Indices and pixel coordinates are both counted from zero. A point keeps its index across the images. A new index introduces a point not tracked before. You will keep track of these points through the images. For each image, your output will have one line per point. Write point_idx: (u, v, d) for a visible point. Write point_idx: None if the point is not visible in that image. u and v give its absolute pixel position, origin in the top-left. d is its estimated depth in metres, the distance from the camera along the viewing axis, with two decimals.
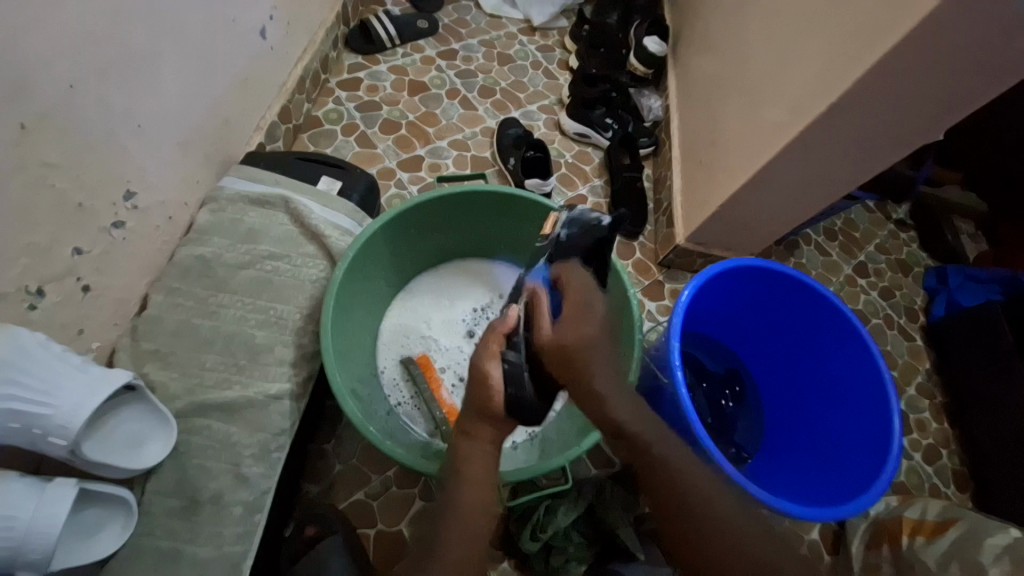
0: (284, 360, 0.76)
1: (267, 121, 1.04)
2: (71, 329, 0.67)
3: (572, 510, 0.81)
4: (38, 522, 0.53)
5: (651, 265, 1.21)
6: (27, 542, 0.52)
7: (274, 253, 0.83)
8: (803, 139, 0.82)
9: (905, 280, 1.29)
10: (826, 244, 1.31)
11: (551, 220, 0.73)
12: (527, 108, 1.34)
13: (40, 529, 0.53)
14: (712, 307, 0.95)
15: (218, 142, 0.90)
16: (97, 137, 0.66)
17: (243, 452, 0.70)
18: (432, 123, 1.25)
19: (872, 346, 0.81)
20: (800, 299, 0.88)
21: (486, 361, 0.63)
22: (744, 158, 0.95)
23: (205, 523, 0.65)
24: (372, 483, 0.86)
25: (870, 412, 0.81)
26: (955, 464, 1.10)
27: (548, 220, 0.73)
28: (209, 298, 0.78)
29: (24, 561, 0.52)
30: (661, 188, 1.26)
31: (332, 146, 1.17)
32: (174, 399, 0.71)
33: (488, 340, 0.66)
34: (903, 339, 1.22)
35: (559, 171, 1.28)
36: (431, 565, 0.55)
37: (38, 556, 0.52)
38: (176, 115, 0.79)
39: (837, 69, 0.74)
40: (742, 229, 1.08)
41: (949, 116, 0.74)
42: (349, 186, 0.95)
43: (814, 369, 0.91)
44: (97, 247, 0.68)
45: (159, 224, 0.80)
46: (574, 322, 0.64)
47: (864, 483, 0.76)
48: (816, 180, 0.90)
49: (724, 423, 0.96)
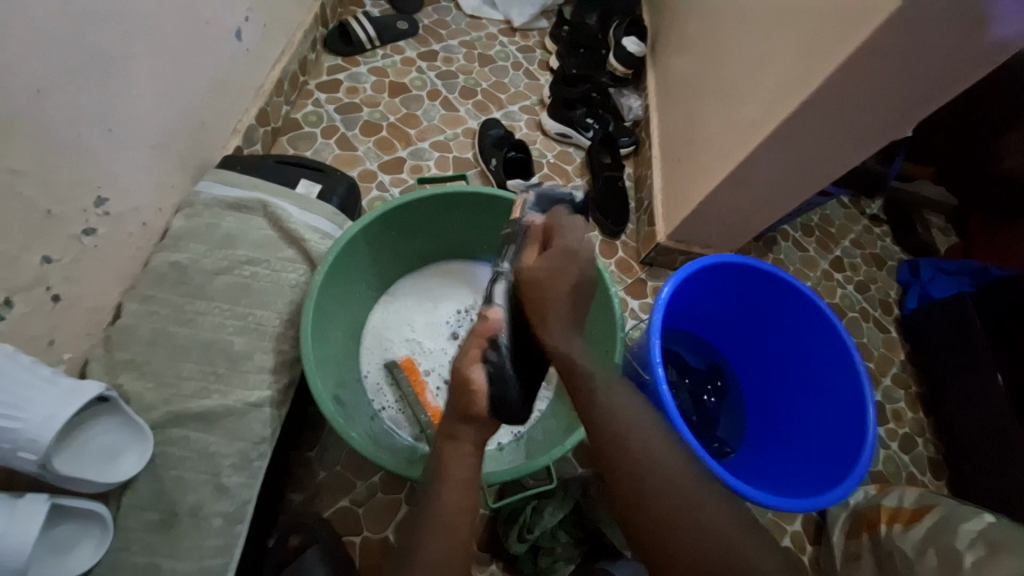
0: (264, 367, 0.75)
1: (244, 124, 1.03)
2: (40, 340, 0.65)
3: (559, 510, 0.82)
4: (9, 541, 0.51)
5: (634, 263, 1.22)
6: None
7: (252, 258, 0.82)
8: (779, 137, 0.83)
9: (880, 274, 1.33)
10: (803, 239, 1.34)
11: (517, 204, 0.73)
12: (509, 109, 1.34)
13: (9, 547, 0.51)
14: (693, 304, 0.96)
15: (193, 146, 0.88)
16: (66, 142, 0.64)
17: (223, 461, 0.68)
18: (413, 125, 1.24)
19: (848, 339, 0.83)
20: (778, 295, 0.90)
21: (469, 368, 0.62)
22: (722, 157, 0.96)
23: (185, 535, 0.64)
24: (358, 488, 0.85)
25: (846, 404, 0.83)
26: (930, 451, 1.13)
27: (516, 205, 0.73)
28: (186, 305, 0.77)
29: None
30: (642, 187, 1.28)
31: (312, 149, 1.16)
32: (150, 409, 0.69)
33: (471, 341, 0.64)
34: (878, 331, 1.26)
35: (541, 171, 1.28)
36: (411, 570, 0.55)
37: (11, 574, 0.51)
38: (148, 118, 0.77)
39: (809, 69, 0.76)
40: (721, 226, 1.10)
41: (916, 114, 0.76)
42: (329, 189, 0.94)
43: (792, 363, 0.93)
44: (67, 255, 0.67)
45: (132, 230, 0.78)
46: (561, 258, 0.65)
47: (841, 473, 0.78)
48: (792, 177, 0.92)
49: (707, 419, 0.97)
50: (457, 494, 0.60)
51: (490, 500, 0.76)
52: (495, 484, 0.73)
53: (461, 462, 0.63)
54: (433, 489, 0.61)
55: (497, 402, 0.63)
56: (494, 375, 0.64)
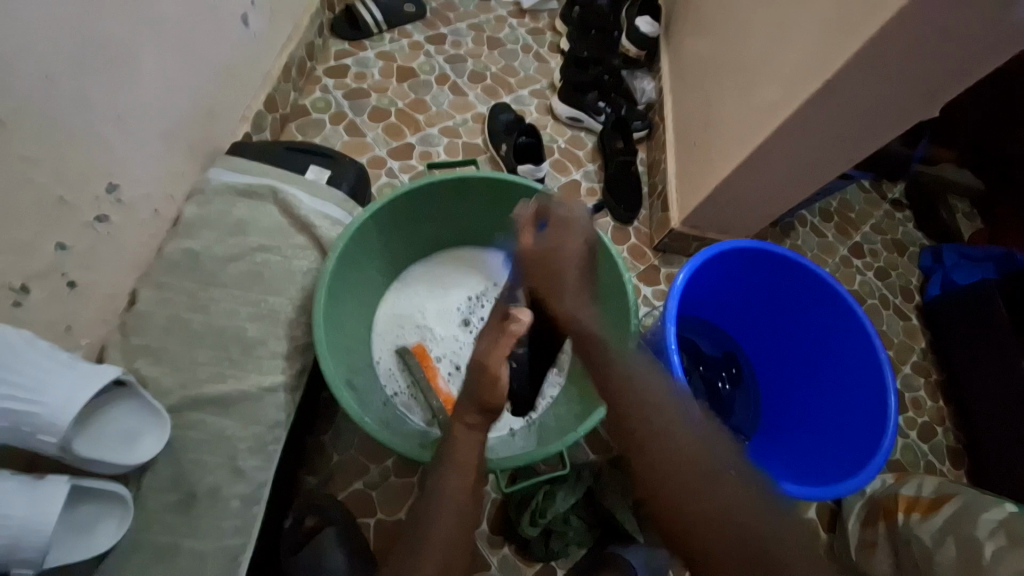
0: (277, 353, 0.75)
1: (253, 111, 1.02)
2: (58, 326, 0.66)
3: (570, 495, 0.82)
4: (32, 520, 0.52)
5: (646, 250, 1.20)
6: (22, 538, 0.51)
7: (264, 244, 0.82)
8: (799, 116, 0.80)
9: (901, 260, 1.29)
10: (821, 225, 1.31)
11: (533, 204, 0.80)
12: (519, 93, 1.32)
13: (33, 526, 0.52)
14: (708, 290, 0.94)
15: (204, 133, 0.88)
16: (77, 130, 0.64)
17: (238, 445, 0.69)
18: (422, 110, 1.23)
19: (869, 327, 0.81)
20: (797, 281, 0.88)
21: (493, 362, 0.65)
22: (739, 139, 0.93)
23: (202, 517, 0.65)
24: (371, 472, 0.86)
25: (867, 392, 0.81)
26: (950, 441, 1.11)
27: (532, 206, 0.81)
28: (199, 292, 0.77)
29: (19, 559, 0.52)
30: (655, 171, 1.25)
31: (321, 136, 1.15)
32: (167, 393, 0.70)
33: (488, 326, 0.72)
34: (898, 318, 1.23)
35: (551, 157, 1.26)
36: (420, 554, 0.55)
37: (35, 551, 0.52)
38: (157, 105, 0.77)
39: (831, 47, 0.73)
40: (738, 211, 1.07)
41: (947, 90, 0.73)
42: (339, 176, 0.93)
43: (810, 350, 0.91)
44: (81, 241, 0.67)
45: (145, 217, 0.78)
46: (559, 231, 0.74)
47: (858, 461, 0.77)
48: (814, 160, 0.89)
49: (721, 405, 0.96)
50: (466, 474, 0.61)
51: (502, 485, 0.77)
52: (504, 469, 0.73)
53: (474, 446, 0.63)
54: (442, 468, 0.62)
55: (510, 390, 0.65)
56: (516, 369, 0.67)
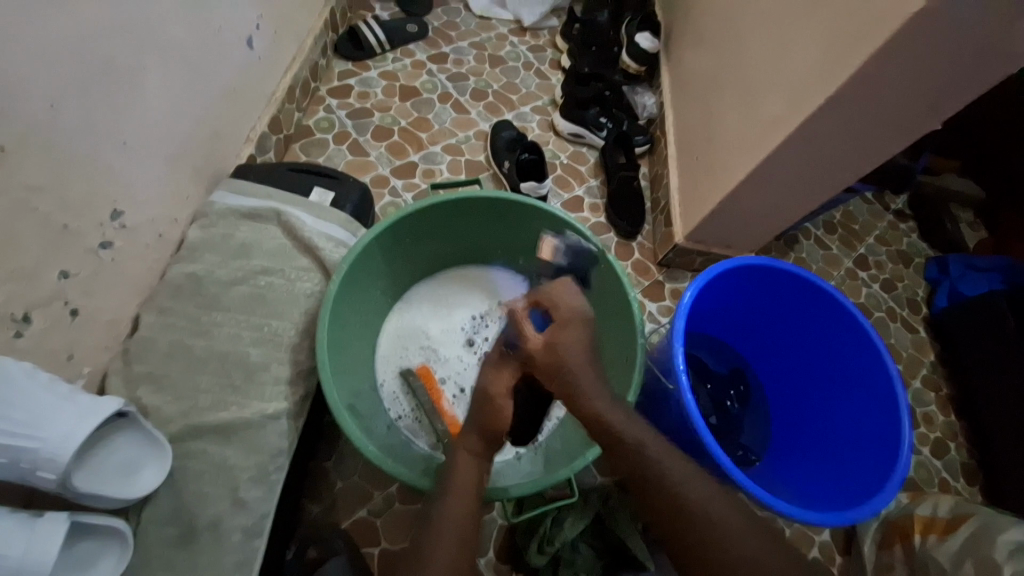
0: (280, 379, 0.74)
1: (257, 132, 1.02)
2: (60, 355, 0.65)
3: (579, 521, 0.80)
4: (30, 560, 0.51)
5: (651, 265, 1.20)
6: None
7: (266, 267, 0.81)
8: (804, 132, 0.80)
9: (907, 272, 1.28)
10: (826, 237, 1.30)
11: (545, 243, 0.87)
12: (521, 110, 1.32)
13: (33, 565, 0.51)
14: (715, 308, 0.93)
15: (207, 156, 0.88)
16: (80, 157, 0.64)
17: (241, 474, 0.68)
18: (425, 128, 1.23)
19: (880, 344, 0.80)
20: (805, 298, 0.87)
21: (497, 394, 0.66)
22: (743, 155, 0.93)
23: (204, 550, 0.64)
24: (375, 497, 0.84)
25: (880, 411, 0.80)
26: (963, 457, 1.09)
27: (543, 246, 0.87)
28: (203, 317, 0.76)
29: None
30: (658, 186, 1.25)
31: (324, 155, 1.15)
32: (169, 422, 0.69)
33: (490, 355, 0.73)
34: (907, 331, 1.21)
35: (554, 173, 1.26)
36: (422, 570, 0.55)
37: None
38: (161, 130, 0.77)
39: (833, 64, 0.73)
40: (743, 226, 1.06)
41: (952, 105, 0.72)
42: (342, 197, 0.93)
43: (818, 367, 0.90)
44: (84, 269, 0.67)
45: (148, 242, 0.78)
46: (560, 329, 0.68)
47: (874, 484, 0.75)
48: (820, 175, 0.88)
49: (731, 425, 0.94)
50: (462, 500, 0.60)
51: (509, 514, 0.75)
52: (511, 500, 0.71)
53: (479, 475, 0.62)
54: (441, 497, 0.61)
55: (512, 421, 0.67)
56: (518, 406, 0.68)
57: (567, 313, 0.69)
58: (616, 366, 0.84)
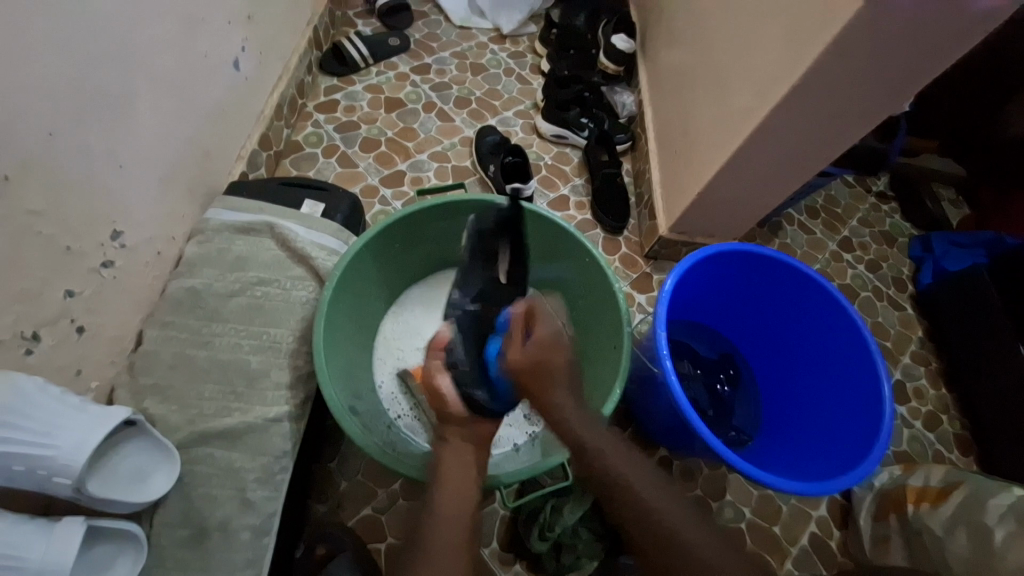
0: (280, 383, 0.77)
1: (248, 150, 1.06)
2: (68, 370, 0.67)
3: (578, 507, 0.82)
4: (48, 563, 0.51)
5: (638, 258, 1.22)
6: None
7: (263, 278, 0.85)
8: (771, 123, 0.84)
9: (890, 251, 1.31)
10: (809, 222, 1.33)
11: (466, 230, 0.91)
12: (503, 115, 1.36)
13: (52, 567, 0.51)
14: (699, 296, 0.96)
15: (201, 175, 0.92)
16: (78, 181, 0.67)
17: (247, 476, 0.70)
18: (411, 138, 1.27)
19: (857, 318, 0.82)
20: (785, 280, 0.90)
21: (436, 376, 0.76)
22: (716, 147, 0.97)
23: (214, 551, 0.65)
24: (379, 496, 0.87)
25: (861, 382, 0.82)
26: (955, 428, 1.11)
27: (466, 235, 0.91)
28: (203, 329, 0.79)
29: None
30: (641, 181, 1.28)
31: (315, 169, 1.19)
32: (175, 430, 0.71)
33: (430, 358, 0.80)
34: (892, 308, 1.24)
35: (539, 174, 1.30)
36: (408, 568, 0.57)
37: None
38: (154, 152, 0.80)
39: (794, 57, 0.77)
40: (722, 216, 1.10)
41: (908, 88, 0.76)
42: (333, 207, 0.96)
43: (802, 347, 0.93)
44: (88, 288, 0.69)
45: (147, 260, 0.80)
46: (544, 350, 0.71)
47: (861, 452, 0.77)
48: (791, 161, 0.92)
49: (722, 408, 0.97)
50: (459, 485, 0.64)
51: (508, 501, 0.78)
52: (513, 483, 0.75)
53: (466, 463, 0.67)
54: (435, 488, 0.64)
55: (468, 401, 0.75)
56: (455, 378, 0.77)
57: (549, 334, 0.72)
58: (607, 357, 0.88)
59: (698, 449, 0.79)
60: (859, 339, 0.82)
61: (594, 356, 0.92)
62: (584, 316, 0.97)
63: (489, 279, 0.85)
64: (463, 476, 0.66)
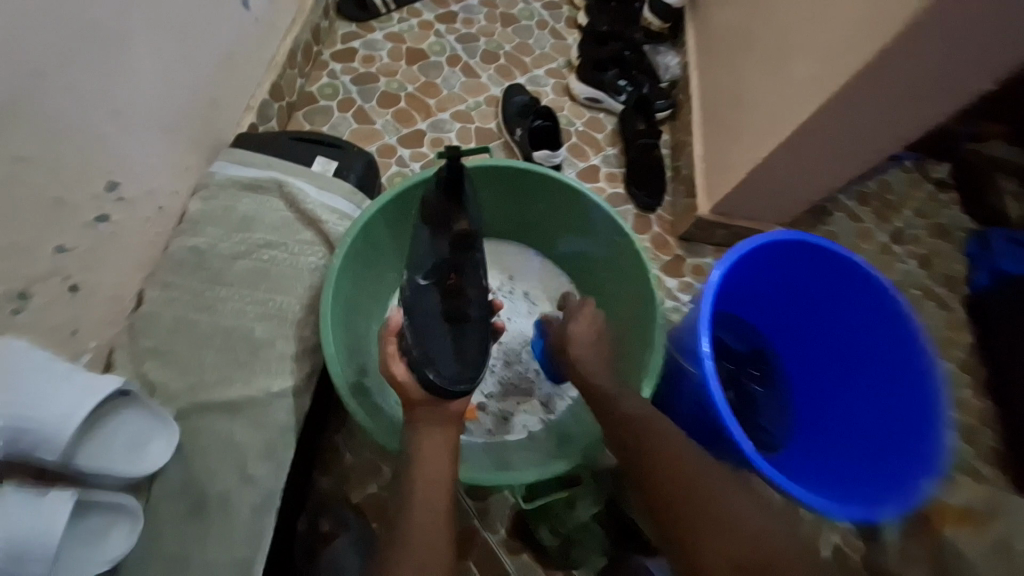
0: (286, 355, 0.73)
1: (258, 101, 0.98)
2: (64, 330, 0.63)
3: (592, 504, 0.80)
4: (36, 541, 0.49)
5: (670, 238, 1.13)
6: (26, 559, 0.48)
7: (269, 240, 0.79)
8: (846, 96, 0.74)
9: (944, 246, 1.20)
10: (859, 209, 1.22)
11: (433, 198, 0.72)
12: (534, 73, 1.24)
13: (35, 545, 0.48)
14: (738, 287, 0.88)
15: (206, 125, 0.85)
16: (71, 127, 0.61)
17: (248, 451, 0.67)
18: (433, 94, 1.17)
19: (918, 333, 0.75)
20: (838, 281, 0.82)
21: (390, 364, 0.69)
22: (774, 120, 0.87)
23: (213, 525, 0.63)
24: (385, 473, 0.84)
25: (909, 392, 0.76)
26: (994, 443, 1.02)
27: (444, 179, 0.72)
28: (206, 292, 0.75)
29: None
30: (680, 154, 1.18)
31: (329, 124, 1.11)
32: (175, 397, 0.68)
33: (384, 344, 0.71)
34: (940, 310, 1.14)
35: (569, 141, 1.19)
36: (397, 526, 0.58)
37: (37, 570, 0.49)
38: (156, 98, 0.73)
39: (885, 18, 0.67)
40: (768, 200, 1.01)
41: (1008, 59, 0.67)
42: (346, 166, 0.89)
43: (847, 353, 0.85)
44: (82, 244, 0.64)
45: (149, 215, 0.75)
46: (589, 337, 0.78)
47: (908, 472, 0.71)
48: (859, 138, 0.82)
49: (751, 408, 0.90)
50: (432, 468, 0.61)
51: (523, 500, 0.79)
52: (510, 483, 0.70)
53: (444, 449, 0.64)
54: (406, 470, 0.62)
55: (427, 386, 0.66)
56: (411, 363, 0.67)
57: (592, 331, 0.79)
58: (634, 346, 0.83)
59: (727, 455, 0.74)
60: (917, 356, 0.75)
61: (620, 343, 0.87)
62: (610, 301, 0.91)
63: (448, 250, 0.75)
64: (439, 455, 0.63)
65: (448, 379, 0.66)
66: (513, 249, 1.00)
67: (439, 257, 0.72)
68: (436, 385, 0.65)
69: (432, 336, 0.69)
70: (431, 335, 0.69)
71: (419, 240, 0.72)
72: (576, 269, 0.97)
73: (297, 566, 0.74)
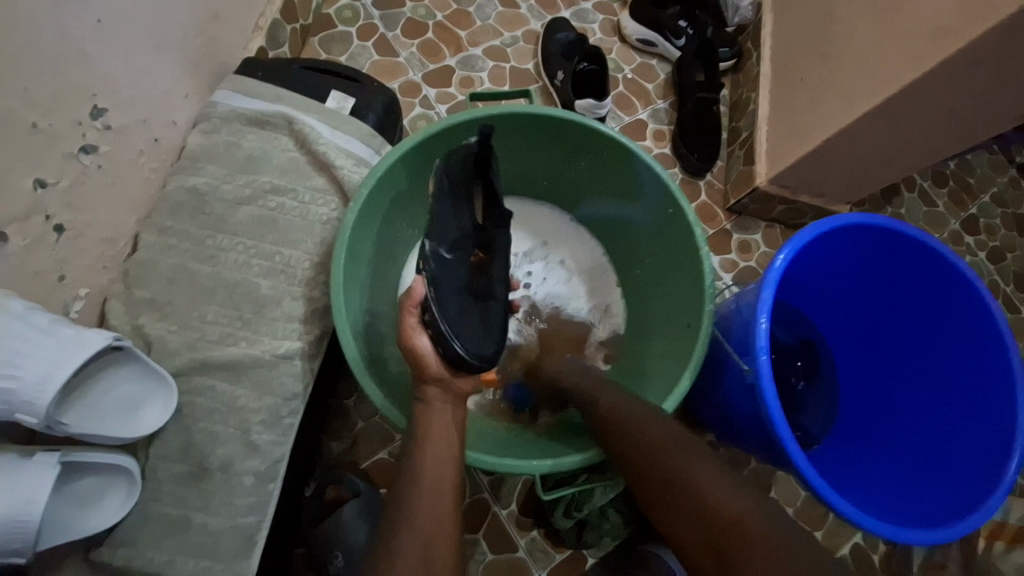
0: (293, 316, 0.67)
1: (267, 20, 0.86)
2: (49, 276, 0.56)
3: (610, 489, 0.73)
4: (15, 512, 0.45)
5: (718, 211, 1.01)
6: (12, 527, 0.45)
7: (276, 186, 0.70)
8: (980, 48, 0.61)
9: (1020, 240, 1.07)
10: (932, 191, 1.08)
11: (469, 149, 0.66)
12: (580, 6, 1.08)
13: (18, 517, 0.45)
14: (795, 271, 0.78)
15: (207, 45, 0.74)
16: (46, 38, 0.52)
17: (251, 417, 0.62)
18: (465, 25, 1.03)
19: (1014, 351, 0.65)
20: (924, 277, 0.71)
21: (411, 337, 0.60)
22: (868, 78, 0.74)
23: (215, 492, 0.60)
24: (396, 442, 0.80)
25: (982, 405, 0.68)
26: None
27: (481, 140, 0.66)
28: (207, 240, 0.67)
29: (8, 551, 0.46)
30: (740, 113, 1.03)
31: (347, 53, 0.98)
32: (174, 354, 0.63)
33: (402, 318, 0.62)
34: (1006, 311, 1.02)
35: (614, 90, 1.05)
36: (397, 513, 0.52)
37: (21, 545, 0.46)
38: (145, 6, 0.62)
39: None
40: (841, 171, 0.88)
41: None
42: (364, 104, 0.78)
43: (915, 360, 0.76)
44: (64, 178, 0.56)
45: (142, 148, 0.67)
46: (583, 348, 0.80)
47: (971, 492, 0.65)
48: (974, 100, 0.68)
49: (791, 404, 0.82)
50: (438, 448, 0.55)
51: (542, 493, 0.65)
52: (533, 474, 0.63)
53: (451, 424, 0.58)
54: (411, 449, 0.55)
55: (451, 361, 0.59)
56: (435, 334, 0.60)
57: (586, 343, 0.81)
58: (675, 329, 0.75)
59: (763, 452, 0.69)
60: (1004, 379, 0.66)
61: (658, 324, 0.79)
62: (650, 277, 0.82)
63: (466, 222, 0.67)
64: (445, 437, 0.56)
65: (476, 355, 0.59)
66: (539, 208, 0.91)
67: (464, 230, 0.67)
68: (467, 361, 0.58)
69: (458, 311, 0.61)
70: (456, 306, 0.61)
71: (448, 208, 0.65)
72: (613, 240, 0.87)
73: (303, 531, 0.72)
